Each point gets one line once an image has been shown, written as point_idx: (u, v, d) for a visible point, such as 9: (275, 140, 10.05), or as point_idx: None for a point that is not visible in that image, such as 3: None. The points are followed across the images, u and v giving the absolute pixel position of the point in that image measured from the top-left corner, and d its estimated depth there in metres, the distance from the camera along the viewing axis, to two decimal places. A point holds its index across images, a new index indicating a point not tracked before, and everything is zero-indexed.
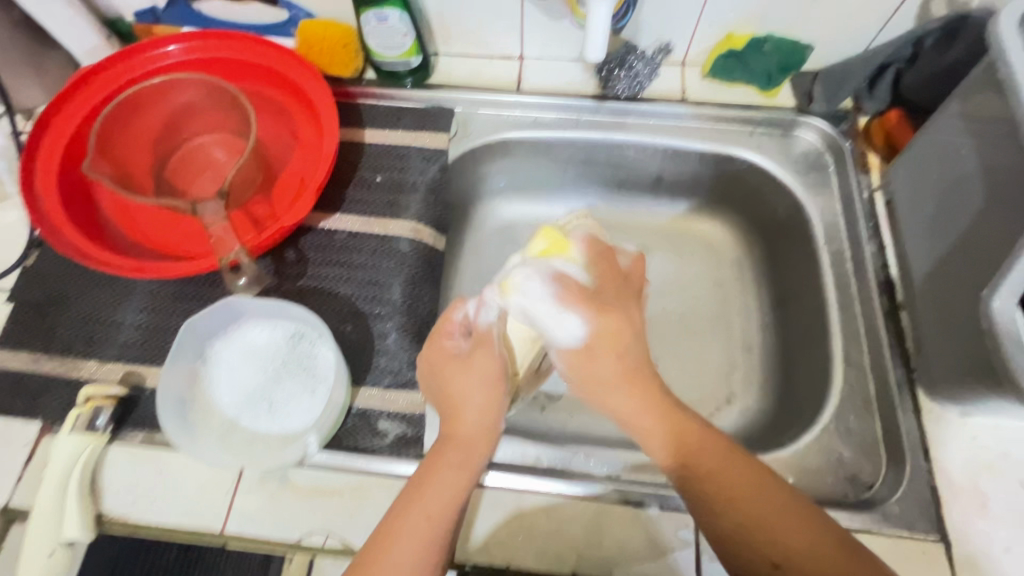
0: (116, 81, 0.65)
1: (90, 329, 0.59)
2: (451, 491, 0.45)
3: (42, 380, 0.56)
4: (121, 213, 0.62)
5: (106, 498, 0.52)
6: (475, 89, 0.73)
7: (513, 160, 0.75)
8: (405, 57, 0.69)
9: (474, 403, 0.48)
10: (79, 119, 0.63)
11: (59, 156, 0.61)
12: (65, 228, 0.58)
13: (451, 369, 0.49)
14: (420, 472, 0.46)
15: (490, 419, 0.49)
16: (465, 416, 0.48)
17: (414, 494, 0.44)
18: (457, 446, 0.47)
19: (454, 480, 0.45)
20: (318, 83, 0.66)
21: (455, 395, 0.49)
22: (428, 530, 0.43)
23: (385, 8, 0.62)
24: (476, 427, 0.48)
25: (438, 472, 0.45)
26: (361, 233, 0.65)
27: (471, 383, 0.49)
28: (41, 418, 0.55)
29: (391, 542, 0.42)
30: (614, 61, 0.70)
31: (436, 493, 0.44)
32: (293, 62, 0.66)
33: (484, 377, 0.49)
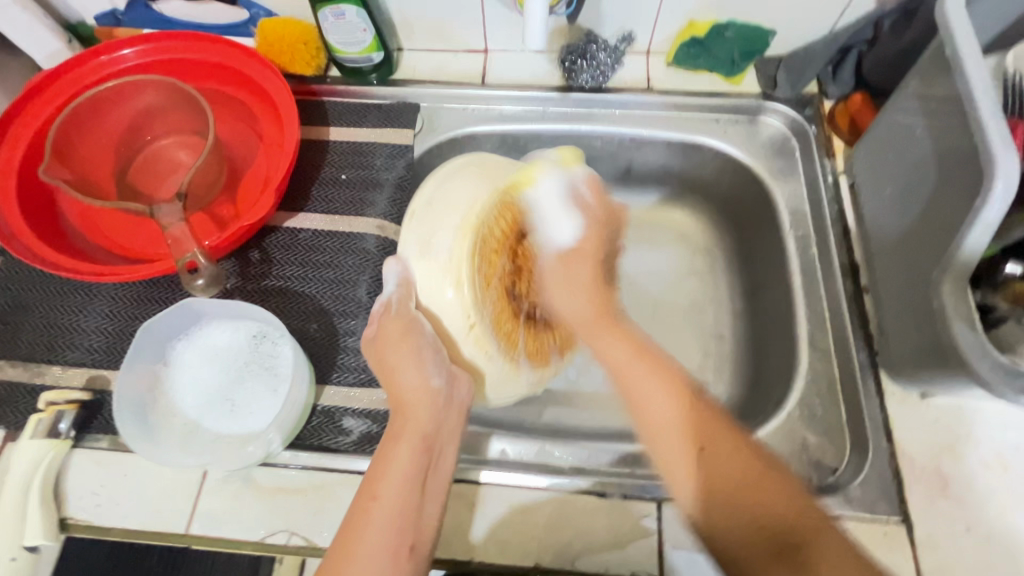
0: (73, 85, 0.65)
1: (53, 334, 0.58)
2: (405, 468, 0.45)
3: (5, 386, 0.56)
4: (82, 218, 0.62)
5: (70, 503, 0.51)
6: (439, 84, 0.72)
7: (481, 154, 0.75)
8: (366, 53, 0.68)
9: (408, 378, 0.48)
10: (37, 124, 0.63)
11: (18, 162, 0.61)
12: (24, 235, 0.58)
13: (381, 344, 0.50)
14: (374, 462, 0.47)
15: (428, 387, 0.48)
16: (404, 388, 0.49)
17: (369, 487, 0.45)
18: (404, 428, 0.47)
19: (410, 459, 0.46)
20: (278, 81, 0.66)
21: (390, 370, 0.50)
22: (389, 511, 0.43)
23: (341, 5, 0.62)
24: (418, 397, 0.48)
25: (387, 453, 0.46)
26: (327, 231, 0.65)
27: (395, 350, 0.49)
28: (3, 426, 0.55)
29: (354, 542, 0.42)
30: (576, 52, 0.69)
31: (391, 474, 0.45)
32: (253, 61, 0.66)
33: (400, 342, 0.49)
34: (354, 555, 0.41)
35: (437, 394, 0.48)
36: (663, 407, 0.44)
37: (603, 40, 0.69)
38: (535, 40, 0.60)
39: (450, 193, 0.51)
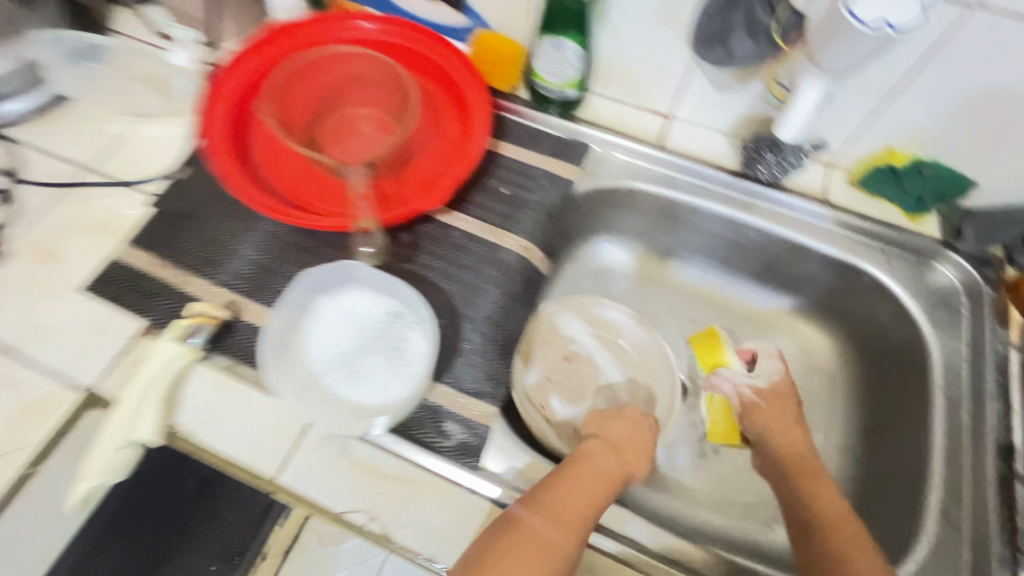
0: (308, 35, 0.70)
1: (211, 251, 0.62)
2: (606, 471, 0.52)
3: (157, 283, 0.60)
4: (269, 153, 0.66)
5: (181, 412, 0.53)
6: (617, 133, 0.74)
7: (632, 211, 0.76)
8: (563, 88, 0.70)
9: (626, 442, 0.56)
10: (266, 61, 0.68)
11: (240, 89, 0.67)
12: (223, 155, 0.63)
13: (599, 419, 0.59)
14: (546, 482, 0.49)
15: (642, 444, 0.56)
16: (621, 448, 0.55)
17: (536, 505, 0.47)
18: (591, 470, 0.51)
19: (602, 461, 0.52)
20: (479, 91, 0.69)
21: (608, 429, 0.57)
22: (593, 487, 0.49)
23: (563, 37, 0.64)
24: (640, 456, 0.55)
25: (579, 473, 0.50)
26: (475, 236, 0.66)
27: (640, 426, 0.58)
28: (145, 319, 0.58)
29: (519, 546, 0.44)
30: (765, 144, 0.68)
31: (596, 463, 0.52)
32: (463, 67, 0.70)
33: (631, 411, 0.59)
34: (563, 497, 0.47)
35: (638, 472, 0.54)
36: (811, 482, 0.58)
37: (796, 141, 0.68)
38: (793, 127, 0.61)
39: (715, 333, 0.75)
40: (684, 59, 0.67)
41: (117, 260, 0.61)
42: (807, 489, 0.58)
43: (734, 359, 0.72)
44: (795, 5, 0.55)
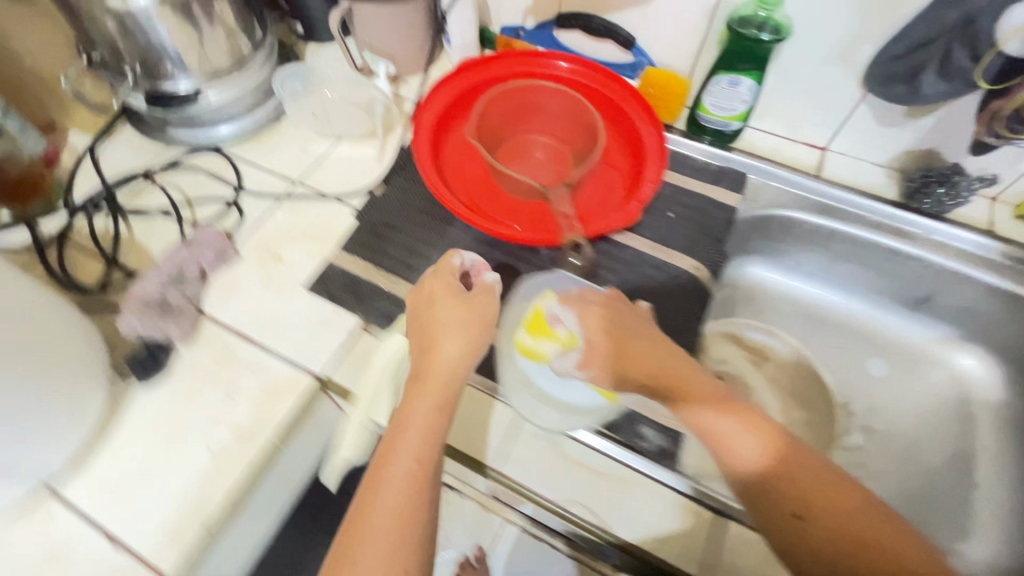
0: (514, 66, 0.76)
1: (415, 257, 0.70)
2: (427, 428, 0.49)
3: (370, 287, 0.67)
4: (460, 167, 0.75)
5: (405, 402, 0.60)
6: (772, 163, 0.79)
7: (786, 239, 0.80)
8: (727, 120, 0.75)
9: (450, 349, 0.53)
10: (475, 83, 0.76)
11: (449, 104, 0.76)
12: (425, 160, 0.72)
13: (425, 305, 0.56)
14: (395, 420, 0.50)
15: (463, 363, 0.53)
16: (442, 355, 0.53)
17: (388, 450, 0.48)
18: (411, 433, 0.48)
19: (431, 404, 0.50)
20: (655, 137, 0.72)
21: (436, 332, 0.54)
22: (415, 468, 0.46)
23: (741, 75, 0.69)
24: (445, 364, 0.52)
25: (412, 422, 0.49)
26: (649, 254, 0.71)
27: (474, 321, 0.55)
28: (365, 317, 0.65)
29: (381, 485, 0.45)
30: (937, 177, 0.71)
31: (417, 420, 0.49)
32: (642, 111, 0.73)
33: (455, 309, 0.55)
34: (382, 480, 0.45)
35: (463, 373, 0.53)
36: (755, 423, 0.48)
37: (967, 174, 0.71)
38: None
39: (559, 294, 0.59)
40: (854, 96, 0.71)
41: (335, 264, 0.68)
42: (688, 419, 0.50)
43: (550, 345, 0.56)
44: (1006, 48, 0.56)
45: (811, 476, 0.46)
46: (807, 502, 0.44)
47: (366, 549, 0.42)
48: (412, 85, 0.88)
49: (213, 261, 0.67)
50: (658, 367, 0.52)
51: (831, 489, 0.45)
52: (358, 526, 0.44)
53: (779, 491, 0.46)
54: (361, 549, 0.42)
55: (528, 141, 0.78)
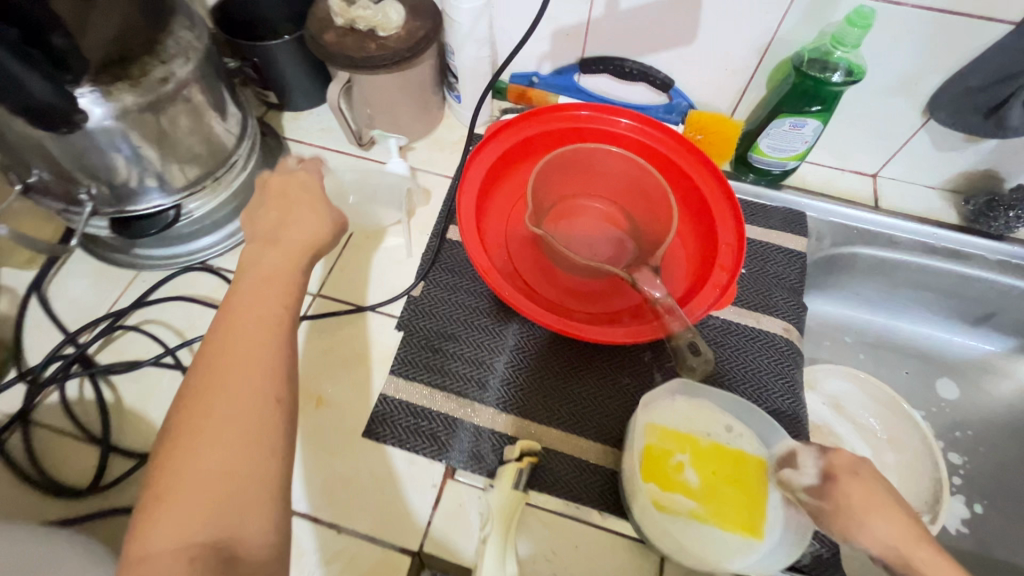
0: (571, 122, 0.66)
1: (482, 372, 0.59)
2: (278, 299, 0.42)
3: (441, 419, 0.56)
4: (505, 239, 0.65)
5: (525, 565, 0.50)
6: (828, 197, 0.74)
7: (848, 273, 0.76)
8: (785, 160, 0.70)
9: (306, 216, 0.48)
10: (525, 136, 0.65)
11: (496, 162, 0.65)
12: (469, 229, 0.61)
13: (277, 183, 0.51)
14: (243, 265, 0.44)
15: (311, 234, 0.47)
16: (292, 227, 0.47)
17: (235, 294, 0.41)
18: (252, 310, 0.40)
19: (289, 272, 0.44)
20: (728, 210, 0.62)
21: (285, 214, 0.48)
22: (264, 341, 0.39)
23: (807, 117, 0.64)
24: (303, 231, 0.47)
25: (244, 301, 0.41)
26: (734, 322, 0.65)
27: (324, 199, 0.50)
28: (447, 459, 0.54)
29: (218, 375, 0.37)
30: (1007, 199, 0.69)
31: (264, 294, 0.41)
32: (712, 177, 0.63)
33: (303, 186, 0.51)
34: (220, 372, 0.37)
35: (324, 235, 0.48)
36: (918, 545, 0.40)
37: None
38: None
39: (663, 416, 0.54)
40: (913, 125, 0.67)
41: (391, 396, 0.57)
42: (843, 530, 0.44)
43: (675, 497, 0.51)
44: None
45: None
46: None
47: (233, 389, 0.37)
48: (419, 153, 0.76)
49: None
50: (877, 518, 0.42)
51: None
52: (213, 365, 0.38)
53: None
54: (219, 395, 0.36)
55: (579, 205, 0.69)
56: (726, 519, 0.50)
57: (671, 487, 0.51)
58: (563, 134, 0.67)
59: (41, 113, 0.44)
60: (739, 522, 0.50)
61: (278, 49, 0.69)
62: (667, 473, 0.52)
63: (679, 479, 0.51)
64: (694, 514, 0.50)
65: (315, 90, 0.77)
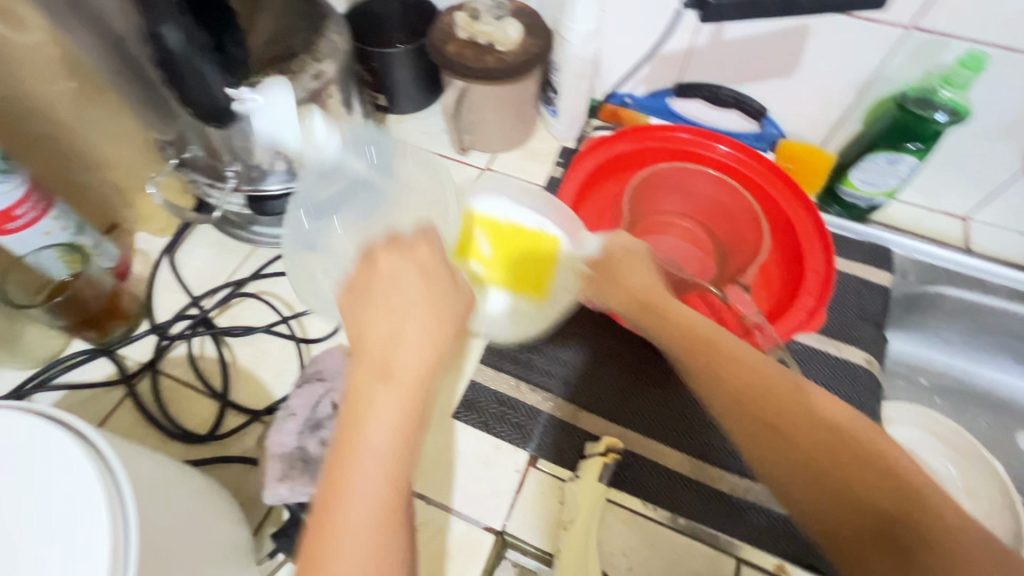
0: (667, 145, 0.69)
1: (567, 372, 0.62)
2: (395, 450, 0.36)
3: (525, 410, 0.59)
4: None
5: (604, 557, 0.52)
6: (918, 236, 0.74)
7: (931, 312, 0.76)
8: (874, 195, 0.71)
9: (424, 338, 0.40)
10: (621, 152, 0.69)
11: (595, 172, 0.68)
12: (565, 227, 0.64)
13: (381, 284, 0.42)
14: (356, 394, 0.37)
15: (431, 356, 0.40)
16: (403, 348, 0.39)
17: (351, 443, 0.36)
18: (367, 468, 0.35)
19: (402, 412, 0.37)
20: (819, 245, 0.62)
21: (393, 322, 0.40)
22: (376, 505, 0.34)
23: (905, 153, 0.65)
24: (417, 356, 0.39)
25: (356, 449, 0.36)
26: (815, 347, 0.66)
27: (452, 308, 0.42)
28: (530, 448, 0.57)
29: (326, 552, 0.33)
30: None
31: (384, 439, 0.36)
32: (808, 217, 0.63)
33: (424, 287, 0.42)
34: (333, 539, 0.34)
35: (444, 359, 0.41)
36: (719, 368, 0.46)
37: None
38: None
39: (484, 209, 0.62)
40: (1011, 170, 0.67)
41: (481, 383, 0.61)
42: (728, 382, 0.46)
43: (473, 266, 0.60)
44: None
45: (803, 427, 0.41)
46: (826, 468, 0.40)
47: None
48: (513, 161, 0.81)
49: None
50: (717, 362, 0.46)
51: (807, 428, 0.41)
52: (324, 539, 0.34)
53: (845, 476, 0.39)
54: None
55: (666, 222, 0.73)
56: (501, 282, 0.60)
57: (469, 255, 0.60)
58: (659, 153, 0.69)
59: (212, 112, 0.50)
60: (530, 283, 0.61)
61: (395, 56, 0.75)
62: (466, 241, 0.61)
63: (472, 235, 0.60)
64: (483, 275, 0.60)
65: (420, 96, 0.83)
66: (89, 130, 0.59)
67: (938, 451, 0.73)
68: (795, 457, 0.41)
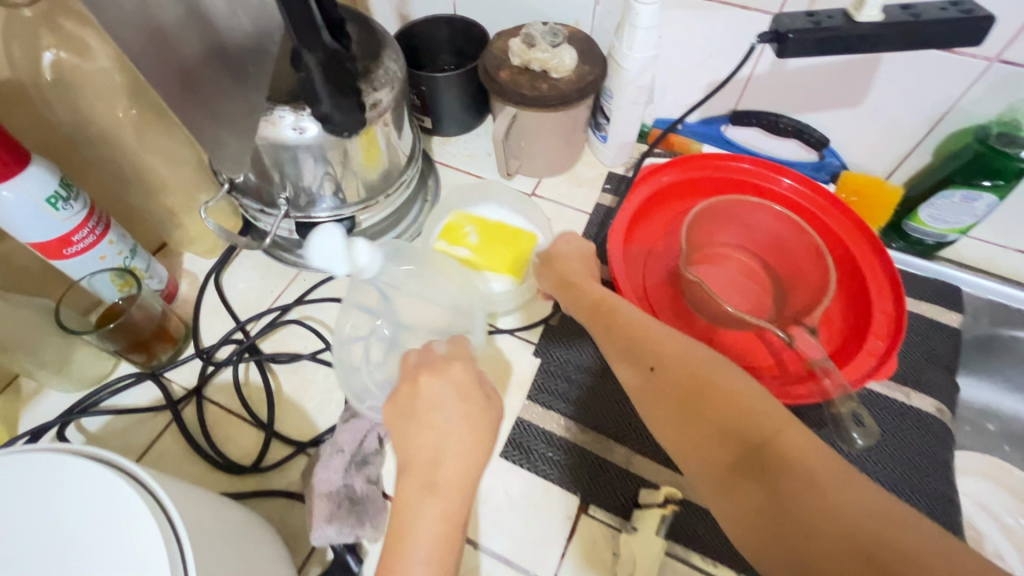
0: (725, 178, 0.67)
1: (620, 413, 0.59)
2: (435, 567, 0.37)
3: (576, 453, 0.57)
4: (650, 278, 0.65)
5: None
6: (980, 273, 0.72)
7: (1004, 356, 0.71)
8: (945, 232, 0.68)
9: (460, 454, 0.41)
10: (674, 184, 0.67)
11: (648, 203, 0.67)
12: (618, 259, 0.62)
13: (413, 402, 0.44)
14: (394, 521, 0.39)
15: (469, 468, 0.41)
16: (442, 463, 0.40)
17: (390, 564, 0.37)
18: None
19: (440, 521, 0.38)
20: (889, 291, 0.59)
21: (430, 435, 0.42)
22: None
23: (983, 192, 0.62)
24: (457, 476, 0.40)
25: (398, 570, 0.36)
26: (882, 393, 0.62)
27: (487, 421, 0.44)
28: (580, 494, 0.55)
29: None
30: None
31: (422, 556, 0.37)
32: (880, 264, 0.61)
33: (463, 404, 0.43)
34: None
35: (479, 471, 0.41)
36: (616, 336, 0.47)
37: None
38: None
39: (471, 211, 0.71)
40: None
41: (529, 421, 0.58)
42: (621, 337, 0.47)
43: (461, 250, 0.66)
44: None
45: (683, 375, 0.41)
46: (693, 403, 0.40)
47: None
48: (560, 186, 0.79)
49: None
50: (612, 320, 0.49)
51: (700, 378, 0.41)
52: None
53: (704, 410, 0.39)
54: None
55: (722, 254, 0.70)
56: (491, 263, 0.65)
57: (456, 242, 0.66)
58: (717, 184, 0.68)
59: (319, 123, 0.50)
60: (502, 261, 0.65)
61: (443, 82, 0.74)
62: (456, 231, 0.67)
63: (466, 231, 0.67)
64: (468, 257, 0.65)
65: (466, 120, 0.82)
66: (148, 154, 0.59)
67: (1013, 506, 0.68)
68: (669, 407, 0.41)
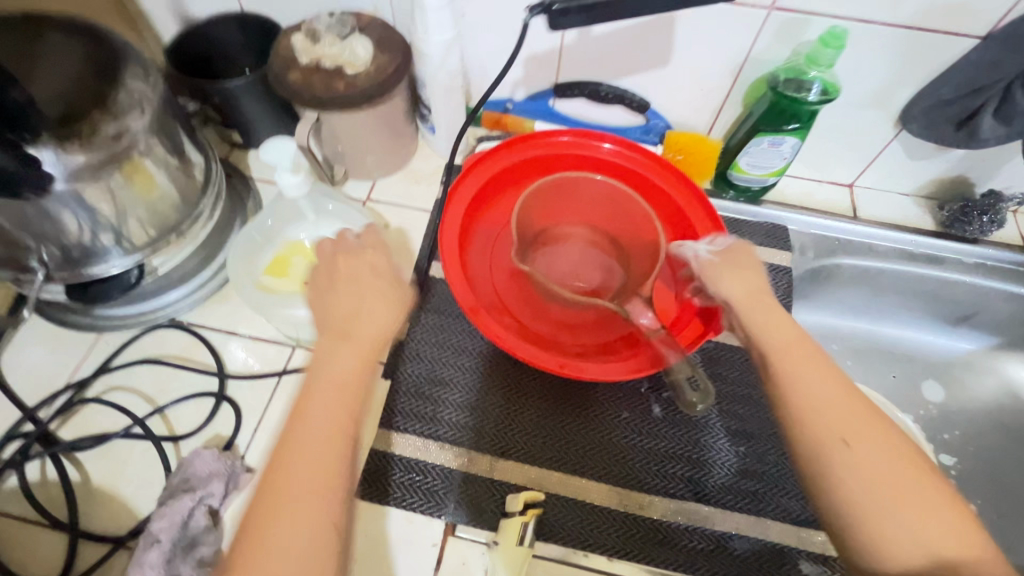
0: (552, 155, 0.65)
1: (480, 423, 0.57)
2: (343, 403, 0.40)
3: (437, 474, 0.54)
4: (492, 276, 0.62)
5: None
6: (808, 210, 0.75)
7: (832, 283, 0.76)
8: (765, 177, 0.70)
9: (373, 316, 0.44)
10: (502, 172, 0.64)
11: (477, 197, 0.63)
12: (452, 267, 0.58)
13: (334, 264, 0.47)
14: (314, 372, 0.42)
15: (385, 312, 0.45)
16: (356, 317, 0.44)
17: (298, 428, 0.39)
18: (318, 440, 0.39)
19: (353, 369, 0.42)
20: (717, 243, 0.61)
21: (342, 297, 0.45)
22: (326, 459, 0.38)
23: (786, 136, 0.64)
24: (374, 324, 0.44)
25: (316, 408, 0.40)
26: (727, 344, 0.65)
27: (396, 286, 0.47)
28: (446, 516, 0.52)
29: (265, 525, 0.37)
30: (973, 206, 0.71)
31: (321, 427, 0.39)
32: (705, 216, 0.62)
33: (374, 271, 0.46)
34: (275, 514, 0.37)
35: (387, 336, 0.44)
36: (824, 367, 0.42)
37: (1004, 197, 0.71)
38: None
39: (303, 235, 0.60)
40: (886, 135, 0.68)
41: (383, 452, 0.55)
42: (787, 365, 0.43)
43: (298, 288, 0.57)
44: None
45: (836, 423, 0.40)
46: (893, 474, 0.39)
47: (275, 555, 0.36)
48: (394, 186, 0.74)
49: (225, 493, 0.51)
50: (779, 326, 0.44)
51: (889, 450, 0.39)
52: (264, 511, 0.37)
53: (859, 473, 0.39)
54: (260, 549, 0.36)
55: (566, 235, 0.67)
56: None
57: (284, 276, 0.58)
58: (546, 162, 0.65)
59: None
60: None
61: (238, 89, 0.65)
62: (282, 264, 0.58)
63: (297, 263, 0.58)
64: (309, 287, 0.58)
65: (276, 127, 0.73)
66: None
67: None
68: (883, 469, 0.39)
